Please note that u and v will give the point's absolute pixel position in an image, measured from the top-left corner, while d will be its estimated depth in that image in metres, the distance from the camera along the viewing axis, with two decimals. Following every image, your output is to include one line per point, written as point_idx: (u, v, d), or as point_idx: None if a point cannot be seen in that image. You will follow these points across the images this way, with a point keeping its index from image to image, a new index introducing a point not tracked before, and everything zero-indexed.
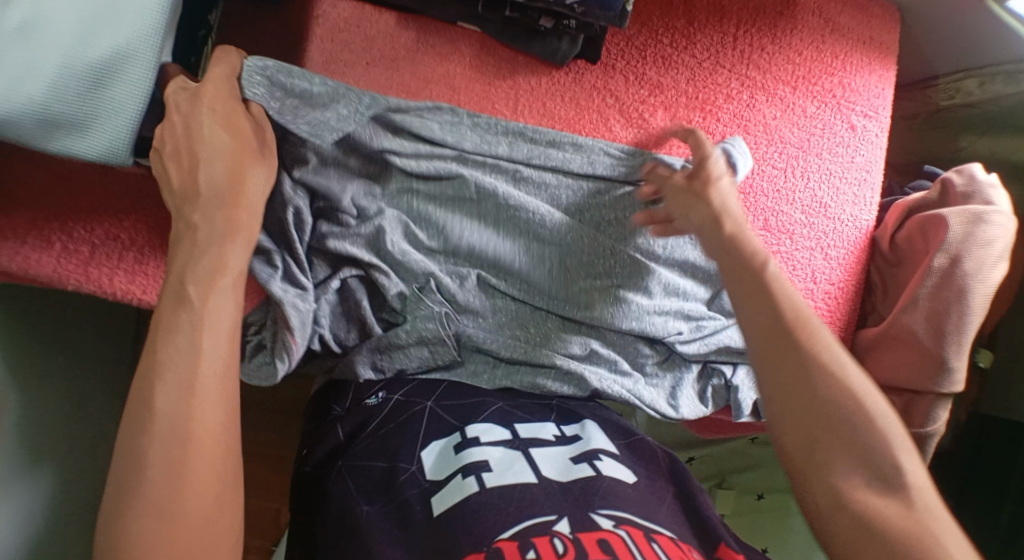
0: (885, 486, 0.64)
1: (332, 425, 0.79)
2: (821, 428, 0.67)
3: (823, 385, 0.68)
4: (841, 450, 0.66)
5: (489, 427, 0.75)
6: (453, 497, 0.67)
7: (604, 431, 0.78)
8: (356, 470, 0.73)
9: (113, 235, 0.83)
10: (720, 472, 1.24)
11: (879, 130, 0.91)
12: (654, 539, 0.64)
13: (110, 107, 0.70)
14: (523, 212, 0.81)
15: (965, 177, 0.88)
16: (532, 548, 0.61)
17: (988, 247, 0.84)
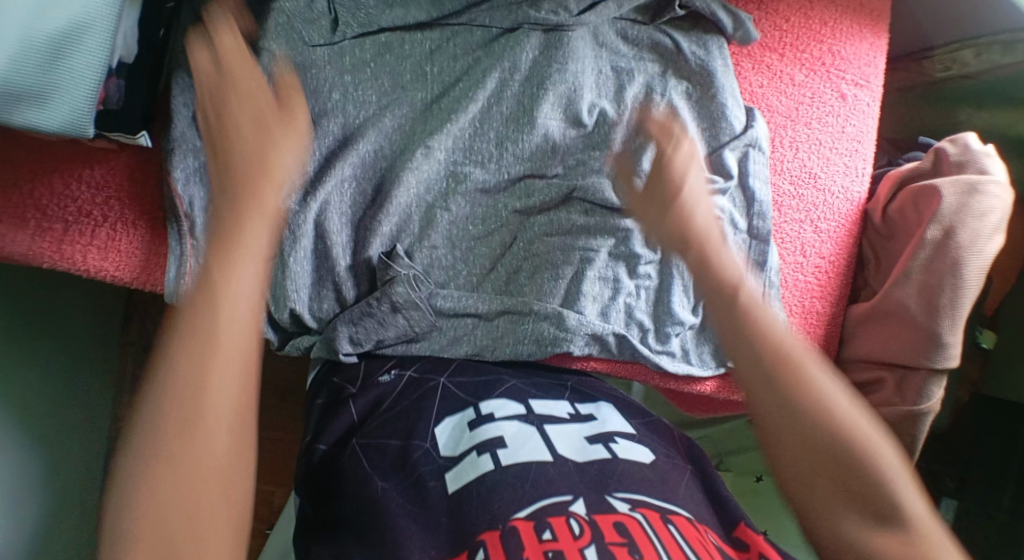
0: (883, 523, 0.60)
1: (345, 403, 0.80)
2: (797, 427, 0.62)
3: (810, 404, 0.63)
4: (827, 444, 0.62)
5: (504, 403, 0.77)
6: (468, 475, 0.70)
7: (620, 410, 0.80)
8: (372, 449, 0.74)
9: (85, 212, 0.82)
10: (717, 453, 1.21)
11: (872, 98, 0.88)
12: (670, 521, 0.65)
13: (73, 79, 0.68)
14: (491, 143, 0.82)
15: (959, 147, 0.86)
16: (547, 528, 0.63)
17: (983, 218, 0.81)
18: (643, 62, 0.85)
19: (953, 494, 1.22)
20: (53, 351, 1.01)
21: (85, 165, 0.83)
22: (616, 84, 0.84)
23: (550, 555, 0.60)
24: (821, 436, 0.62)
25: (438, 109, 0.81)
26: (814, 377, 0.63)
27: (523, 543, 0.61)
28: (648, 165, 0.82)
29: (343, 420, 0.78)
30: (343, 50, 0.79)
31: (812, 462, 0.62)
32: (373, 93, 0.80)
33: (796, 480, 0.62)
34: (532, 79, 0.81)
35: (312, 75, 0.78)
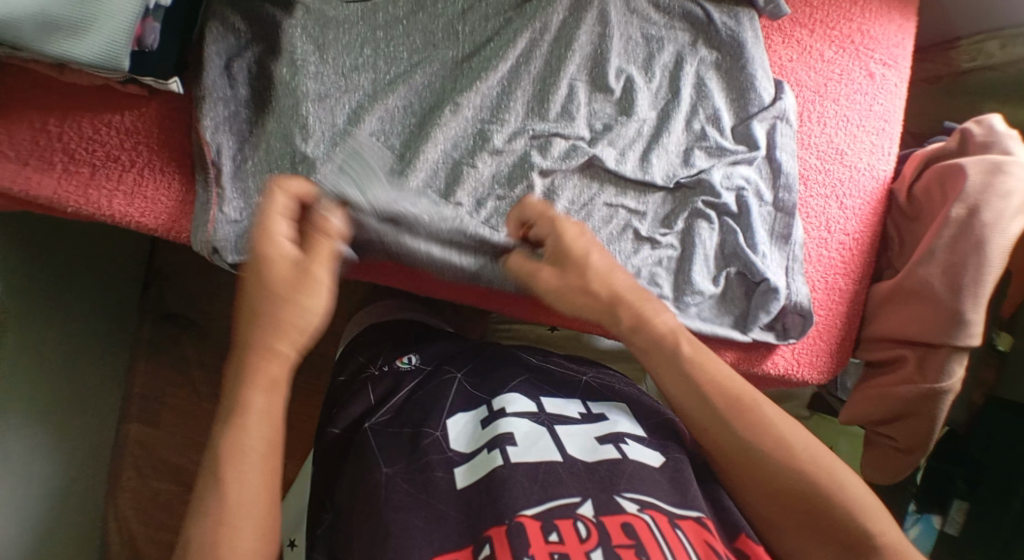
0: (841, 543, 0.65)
1: (363, 386, 0.80)
2: (743, 465, 0.69)
3: (772, 465, 0.68)
4: (779, 483, 0.67)
5: (515, 397, 0.75)
6: (481, 470, 0.68)
7: (631, 412, 0.76)
8: (384, 433, 0.74)
9: (113, 157, 0.82)
10: None
11: (899, 80, 0.90)
12: (678, 525, 0.64)
13: (111, 12, 0.69)
14: (515, 109, 0.81)
15: (984, 129, 0.86)
16: (555, 530, 0.63)
17: (1008, 198, 0.81)
18: (676, 33, 0.86)
19: (965, 497, 1.21)
20: (70, 312, 1.02)
21: (116, 113, 0.83)
22: (647, 55, 0.85)
23: (556, 556, 0.61)
24: (766, 480, 0.68)
25: (465, 69, 0.82)
26: (753, 405, 0.70)
27: (530, 542, 0.61)
28: (672, 136, 0.83)
29: (360, 403, 0.79)
30: (377, 8, 0.81)
31: (781, 503, 0.67)
32: (404, 51, 0.82)
33: (766, 507, 0.68)
34: (562, 43, 0.82)
35: (345, 29, 0.80)
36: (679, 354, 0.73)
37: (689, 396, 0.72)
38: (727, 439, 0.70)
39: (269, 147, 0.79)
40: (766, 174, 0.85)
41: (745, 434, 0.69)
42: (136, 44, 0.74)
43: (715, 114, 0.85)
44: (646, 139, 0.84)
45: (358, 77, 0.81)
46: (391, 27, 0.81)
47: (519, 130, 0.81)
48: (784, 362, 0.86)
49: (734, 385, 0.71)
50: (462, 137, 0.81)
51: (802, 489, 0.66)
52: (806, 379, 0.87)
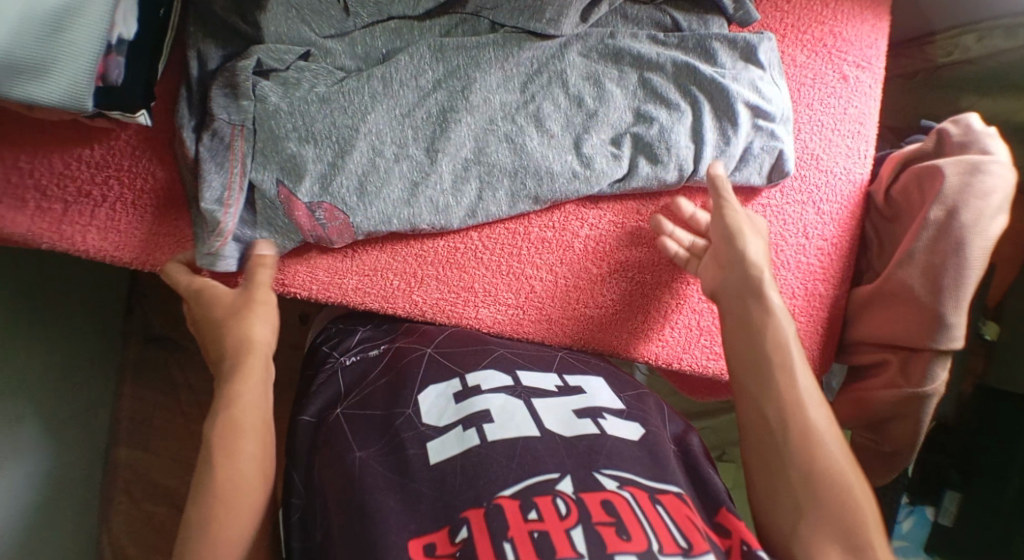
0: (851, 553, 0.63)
1: (334, 371, 0.80)
2: (771, 459, 0.68)
3: (795, 456, 0.67)
4: (817, 517, 0.64)
5: (490, 374, 0.75)
6: (452, 449, 0.68)
7: (609, 386, 0.78)
8: (355, 418, 0.73)
9: (85, 192, 0.82)
10: (723, 443, 1.22)
11: (873, 81, 0.89)
12: (658, 500, 0.64)
13: (72, 52, 0.69)
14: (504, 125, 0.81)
15: (961, 128, 0.86)
16: (535, 508, 0.62)
17: (986, 198, 0.80)
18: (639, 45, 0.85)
19: (957, 486, 1.20)
20: (53, 331, 1.01)
21: (84, 147, 0.82)
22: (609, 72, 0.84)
23: (536, 536, 0.60)
24: (787, 491, 0.66)
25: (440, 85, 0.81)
26: (812, 422, 0.68)
27: (509, 524, 0.61)
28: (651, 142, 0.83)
29: (330, 390, 0.77)
30: (354, 40, 0.81)
31: (791, 488, 0.66)
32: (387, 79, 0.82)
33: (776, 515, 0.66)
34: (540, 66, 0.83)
35: (333, 62, 0.81)
36: (768, 368, 0.71)
37: (754, 404, 0.70)
38: (777, 444, 0.68)
39: (283, 186, 0.77)
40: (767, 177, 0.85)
41: (788, 443, 0.67)
42: (101, 79, 0.74)
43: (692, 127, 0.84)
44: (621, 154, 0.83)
45: (356, 101, 0.78)
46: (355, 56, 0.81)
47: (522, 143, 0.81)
48: None
49: (805, 398, 0.69)
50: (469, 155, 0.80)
51: (827, 515, 0.64)
52: None
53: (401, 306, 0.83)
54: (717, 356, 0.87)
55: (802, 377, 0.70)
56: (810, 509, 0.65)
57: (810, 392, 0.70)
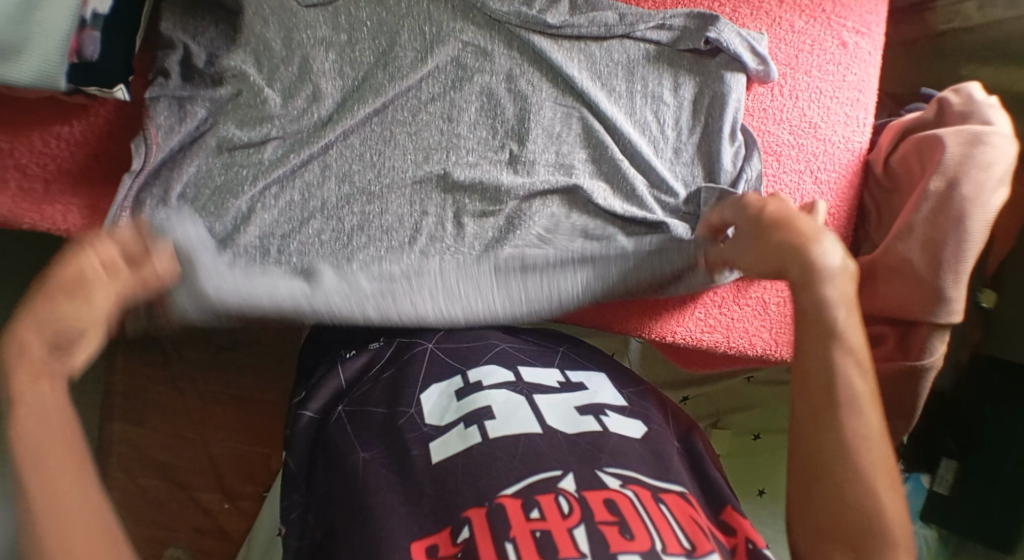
0: None
1: (334, 368, 0.79)
2: (807, 467, 0.63)
3: (837, 470, 0.62)
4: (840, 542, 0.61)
5: (492, 370, 0.75)
6: (455, 448, 0.67)
7: (610, 380, 0.78)
8: (357, 416, 0.73)
9: (66, 171, 0.80)
10: (717, 410, 1.22)
11: (873, 47, 0.87)
12: (661, 499, 0.64)
13: (44, 32, 0.68)
14: (480, 115, 0.78)
15: (963, 97, 0.84)
16: (536, 507, 0.61)
17: (988, 169, 0.79)
18: (638, 43, 0.81)
19: (954, 456, 1.21)
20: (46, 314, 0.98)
21: (64, 124, 0.80)
22: (601, 66, 0.80)
23: (538, 535, 0.59)
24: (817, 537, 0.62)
25: (422, 73, 0.77)
26: (858, 464, 0.62)
27: (511, 523, 0.59)
28: (633, 127, 0.80)
29: (331, 385, 0.78)
30: (338, 9, 0.76)
31: (829, 508, 0.61)
32: (370, 54, 0.77)
33: (801, 520, 0.63)
34: (533, 60, 0.79)
35: (312, 34, 0.76)
36: (822, 345, 0.65)
37: (803, 442, 0.64)
38: (813, 483, 0.62)
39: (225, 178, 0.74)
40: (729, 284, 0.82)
41: (835, 449, 0.62)
42: (76, 55, 0.72)
43: (686, 113, 0.81)
44: (602, 144, 0.79)
45: (326, 88, 0.76)
46: (329, 31, 0.76)
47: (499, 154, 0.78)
48: (762, 343, 0.85)
49: (852, 442, 0.62)
50: (438, 143, 0.77)
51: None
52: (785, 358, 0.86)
53: None
54: (712, 328, 0.84)
55: (858, 420, 0.63)
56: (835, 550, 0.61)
57: (862, 439, 0.62)
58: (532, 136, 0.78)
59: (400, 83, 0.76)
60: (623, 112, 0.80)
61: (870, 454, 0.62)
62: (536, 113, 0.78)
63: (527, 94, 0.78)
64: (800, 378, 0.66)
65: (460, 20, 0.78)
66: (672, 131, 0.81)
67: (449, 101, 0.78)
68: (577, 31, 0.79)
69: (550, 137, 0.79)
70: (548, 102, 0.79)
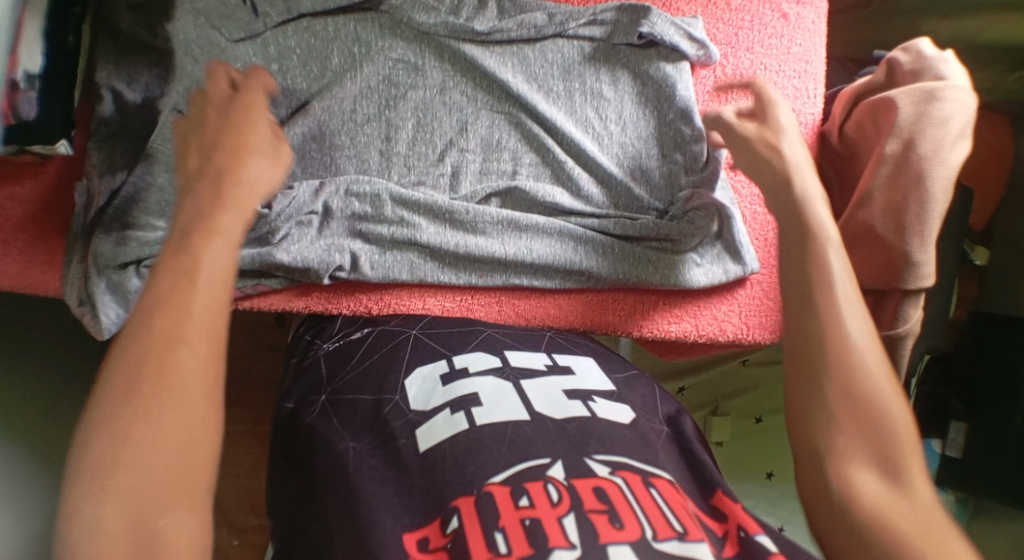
0: (887, 467, 0.56)
1: (317, 357, 0.76)
2: (802, 384, 0.60)
3: (831, 381, 0.59)
4: (846, 423, 0.58)
5: (479, 356, 0.72)
6: (440, 433, 0.64)
7: (601, 366, 0.75)
8: (340, 406, 0.69)
9: (22, 228, 0.80)
10: (715, 397, 1.19)
11: (816, 16, 0.86)
12: (652, 483, 0.60)
13: None
14: (420, 132, 0.78)
15: (912, 55, 0.82)
16: (525, 495, 0.58)
17: (944, 125, 0.77)
18: (571, 41, 0.81)
19: (962, 417, 1.15)
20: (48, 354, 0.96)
21: (16, 183, 0.80)
22: (537, 67, 0.80)
23: (528, 524, 0.56)
24: (831, 433, 0.57)
25: (358, 92, 0.77)
26: (859, 354, 0.59)
27: (499, 512, 0.56)
28: (575, 124, 0.80)
29: (311, 376, 0.74)
30: (266, 41, 0.76)
31: (839, 415, 0.58)
32: (302, 82, 0.77)
33: (805, 442, 0.59)
34: (465, 69, 0.79)
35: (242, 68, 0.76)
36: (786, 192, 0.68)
37: (802, 344, 0.61)
38: (819, 369, 0.59)
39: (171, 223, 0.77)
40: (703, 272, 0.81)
41: (823, 349, 0.60)
42: (12, 115, 0.72)
43: (628, 105, 0.81)
44: (545, 150, 0.80)
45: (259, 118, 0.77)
46: (260, 63, 0.76)
47: (441, 169, 0.79)
48: (733, 328, 0.84)
49: (855, 345, 0.60)
50: (378, 164, 0.78)
51: (865, 432, 0.57)
52: (756, 341, 0.85)
53: (345, 305, 0.79)
54: (679, 319, 0.83)
55: (856, 320, 0.61)
56: (840, 404, 0.58)
57: (861, 333, 0.60)
58: (472, 149, 0.79)
59: (333, 105, 0.76)
60: (564, 113, 0.80)
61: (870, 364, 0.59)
62: (476, 126, 0.79)
63: (463, 105, 0.79)
64: (807, 331, 0.61)
65: (388, 38, 0.78)
66: (618, 127, 0.81)
67: (387, 120, 0.78)
68: (507, 36, 0.79)
69: (490, 148, 0.80)
70: (485, 112, 0.80)
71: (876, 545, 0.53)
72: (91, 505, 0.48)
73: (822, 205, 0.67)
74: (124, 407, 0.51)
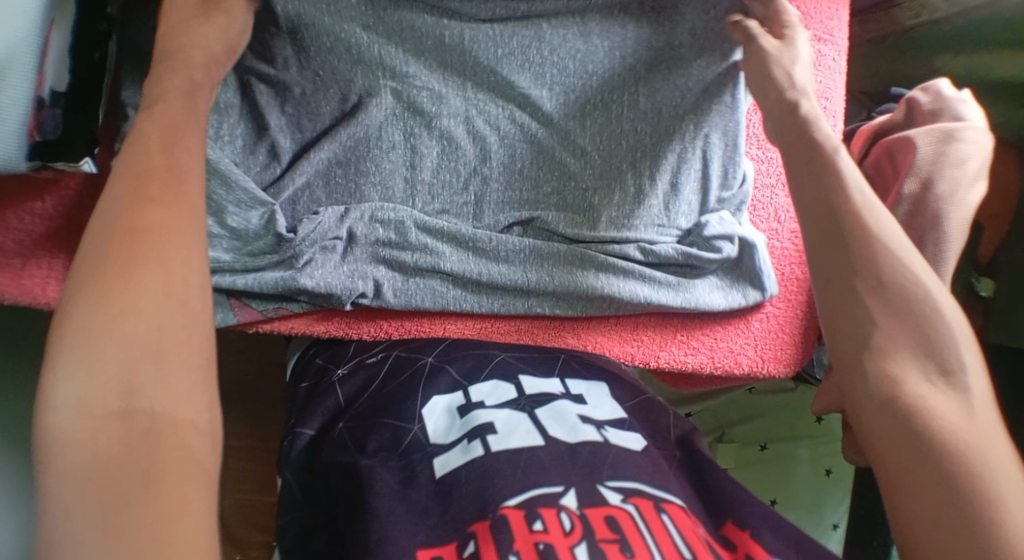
0: (942, 377, 0.59)
1: (331, 387, 0.75)
2: (841, 307, 0.62)
3: (872, 301, 0.61)
4: (894, 327, 0.60)
5: (494, 385, 0.72)
6: (456, 461, 0.64)
7: (613, 393, 0.75)
8: (359, 428, 0.69)
9: (40, 243, 0.80)
10: (720, 424, 1.20)
11: (837, 53, 0.87)
12: (663, 509, 0.60)
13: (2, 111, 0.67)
14: (444, 159, 0.79)
15: (931, 96, 0.83)
16: (539, 520, 0.57)
17: (962, 166, 0.78)
18: (594, 65, 0.80)
19: None
20: None
21: (35, 199, 0.80)
22: (563, 93, 0.80)
23: (541, 547, 0.55)
24: (870, 330, 0.61)
25: (383, 119, 0.77)
26: (892, 260, 0.62)
27: (514, 535, 0.56)
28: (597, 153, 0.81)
29: (329, 400, 0.74)
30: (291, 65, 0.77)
31: (887, 328, 0.60)
32: (328, 109, 0.77)
33: (846, 357, 0.61)
34: (490, 97, 0.79)
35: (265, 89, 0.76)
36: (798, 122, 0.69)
37: (836, 273, 0.63)
38: (855, 283, 0.62)
39: None
40: (717, 298, 0.82)
41: (861, 270, 0.62)
42: (36, 133, 0.72)
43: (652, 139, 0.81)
44: (568, 179, 0.81)
45: (284, 144, 0.77)
46: (285, 87, 0.76)
47: (465, 197, 0.80)
48: (749, 361, 0.84)
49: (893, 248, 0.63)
50: (402, 192, 0.79)
51: (910, 330, 0.60)
52: (771, 374, 0.85)
53: (365, 330, 0.80)
54: (696, 351, 0.84)
55: (889, 228, 0.64)
56: (883, 313, 0.61)
57: (892, 234, 0.64)
58: (495, 176, 0.80)
59: (358, 133, 0.76)
60: (587, 143, 0.81)
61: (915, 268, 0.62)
62: (500, 154, 0.80)
63: (487, 134, 0.80)
64: (837, 251, 0.63)
65: (410, 65, 0.77)
66: (643, 156, 0.81)
67: (412, 146, 0.78)
68: (533, 65, 0.80)
69: (514, 175, 0.80)
70: (509, 140, 0.80)
71: (928, 438, 0.56)
72: (77, 380, 0.49)
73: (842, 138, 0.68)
74: (110, 274, 0.52)
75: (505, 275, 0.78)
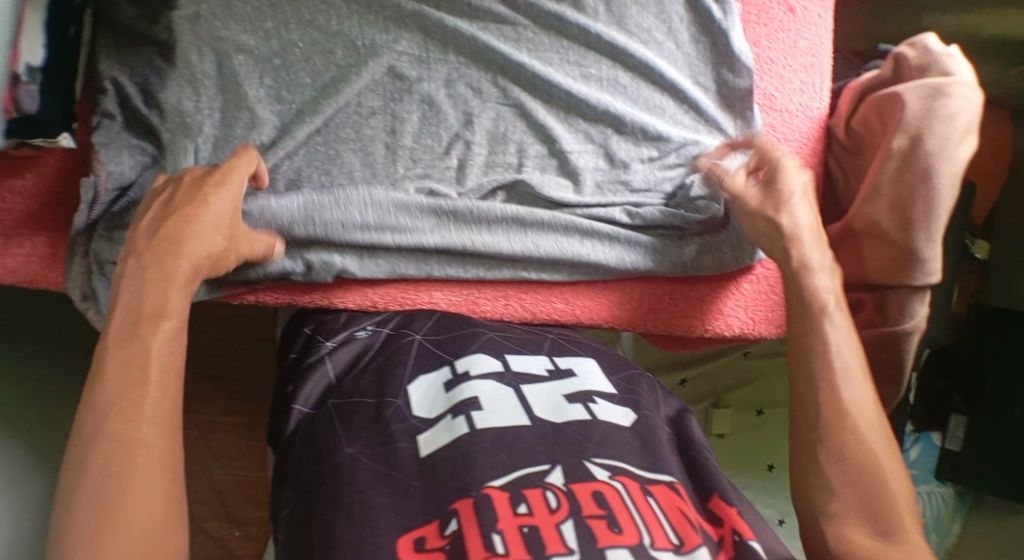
0: (883, 536, 0.61)
1: (320, 359, 0.74)
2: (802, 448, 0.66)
3: (824, 451, 0.64)
4: (841, 475, 0.63)
5: (480, 358, 0.71)
6: (442, 439, 0.63)
7: (601, 367, 0.73)
8: (345, 406, 0.68)
9: (23, 221, 0.79)
10: (715, 390, 1.19)
11: (823, 9, 0.86)
12: (650, 491, 0.59)
13: None
14: (424, 123, 0.78)
15: (919, 51, 0.82)
16: (524, 502, 0.57)
17: (951, 121, 0.76)
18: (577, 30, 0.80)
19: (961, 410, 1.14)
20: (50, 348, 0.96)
21: (16, 176, 0.79)
22: (547, 55, 0.80)
23: (526, 531, 0.56)
24: (824, 485, 0.64)
25: (363, 86, 0.77)
26: (851, 419, 0.65)
27: (498, 515, 0.56)
28: (581, 115, 0.80)
29: (317, 377, 0.72)
30: (269, 34, 0.76)
31: (841, 478, 0.63)
32: (306, 77, 0.77)
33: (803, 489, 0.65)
34: (470, 59, 0.79)
35: (243, 60, 0.76)
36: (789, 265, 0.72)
37: (805, 418, 0.66)
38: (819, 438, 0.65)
39: None
40: (701, 264, 0.81)
41: (820, 422, 0.65)
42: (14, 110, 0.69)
43: (632, 100, 0.81)
44: (553, 140, 0.80)
45: (262, 113, 0.76)
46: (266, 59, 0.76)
47: (447, 162, 0.78)
48: (739, 322, 0.84)
49: (848, 405, 0.65)
50: (383, 157, 0.78)
51: (853, 485, 0.63)
52: (763, 335, 0.85)
53: (351, 299, 0.79)
54: (683, 315, 0.83)
55: (854, 390, 0.66)
56: (836, 467, 0.64)
57: (858, 400, 0.66)
58: (478, 140, 0.79)
59: (338, 100, 0.76)
60: (571, 103, 0.80)
61: (868, 430, 0.65)
62: (482, 116, 0.79)
63: (468, 98, 0.79)
64: (807, 392, 0.67)
65: (394, 31, 0.78)
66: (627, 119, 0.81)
67: (393, 112, 0.78)
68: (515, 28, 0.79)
69: (496, 140, 0.79)
70: (491, 103, 0.79)
71: None
72: (81, 495, 0.56)
73: (826, 279, 0.71)
74: (121, 397, 0.59)
75: (490, 240, 0.78)
